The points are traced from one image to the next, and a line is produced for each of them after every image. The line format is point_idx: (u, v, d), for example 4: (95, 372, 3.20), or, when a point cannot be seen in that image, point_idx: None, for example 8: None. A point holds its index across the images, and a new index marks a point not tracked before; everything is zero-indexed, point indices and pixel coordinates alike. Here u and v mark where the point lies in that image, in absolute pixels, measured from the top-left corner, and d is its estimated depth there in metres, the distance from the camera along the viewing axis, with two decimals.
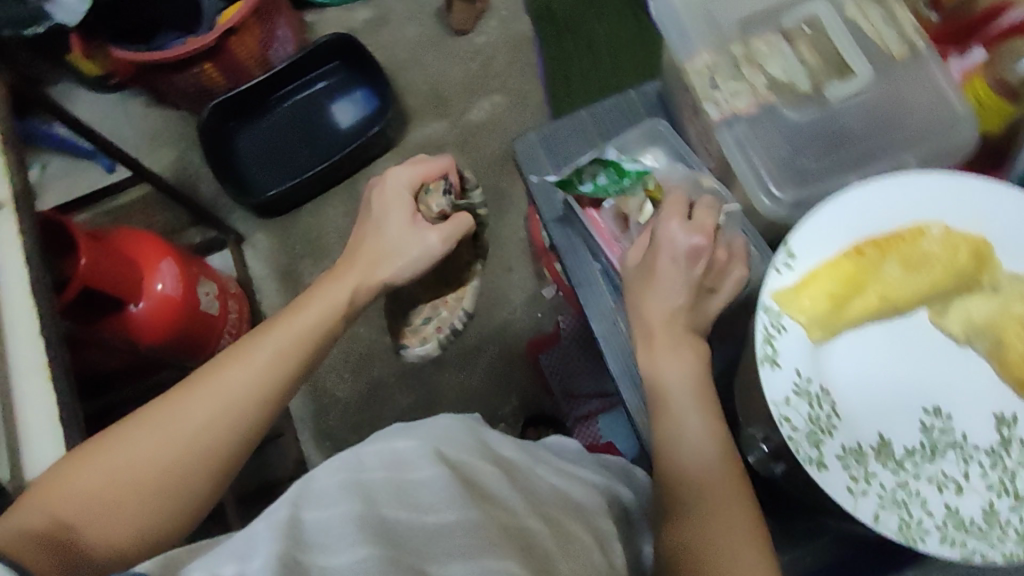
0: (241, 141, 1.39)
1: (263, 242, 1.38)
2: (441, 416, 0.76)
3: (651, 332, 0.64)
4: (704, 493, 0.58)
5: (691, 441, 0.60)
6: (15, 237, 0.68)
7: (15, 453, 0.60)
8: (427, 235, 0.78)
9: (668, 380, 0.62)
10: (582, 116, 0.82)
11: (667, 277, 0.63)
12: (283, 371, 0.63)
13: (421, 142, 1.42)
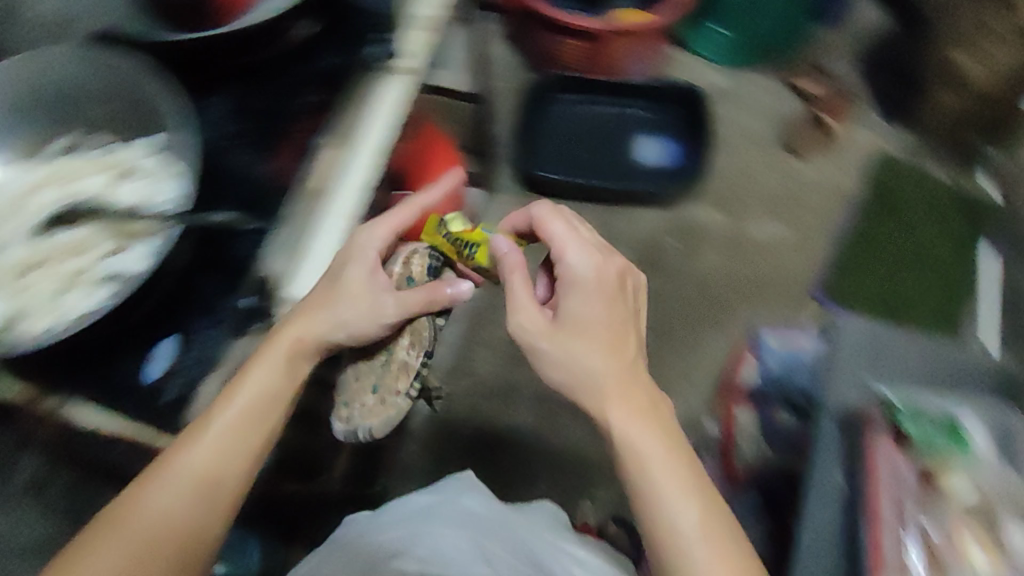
0: (552, 113, 1.42)
1: (507, 204, 1.38)
2: (466, 492, 0.91)
3: (581, 380, 0.68)
4: (706, 556, 0.59)
5: (675, 509, 0.61)
6: (397, 99, 0.74)
7: (294, 260, 0.66)
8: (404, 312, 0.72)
9: (647, 448, 0.64)
10: (927, 346, 0.74)
11: (582, 311, 0.69)
12: (237, 448, 0.61)
13: (692, 220, 1.37)
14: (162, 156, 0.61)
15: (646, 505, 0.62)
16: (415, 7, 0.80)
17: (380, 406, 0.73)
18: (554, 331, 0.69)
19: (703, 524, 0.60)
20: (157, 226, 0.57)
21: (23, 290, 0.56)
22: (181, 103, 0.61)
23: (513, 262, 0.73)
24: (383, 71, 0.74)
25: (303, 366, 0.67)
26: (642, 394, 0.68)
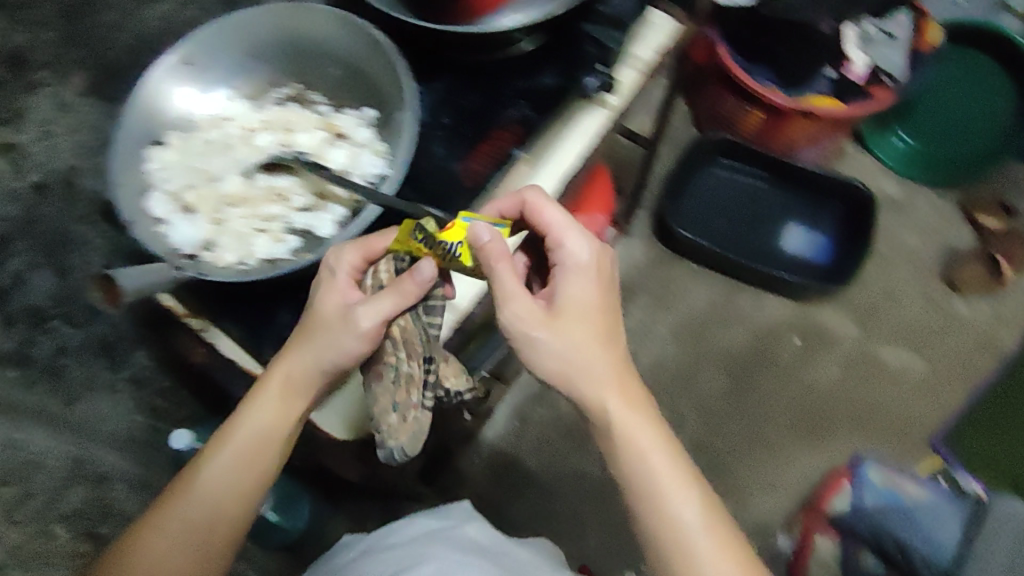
0: (704, 173, 1.34)
1: (638, 250, 1.32)
2: (465, 520, 0.88)
3: (583, 379, 0.63)
4: (706, 544, 0.60)
5: (675, 497, 0.62)
6: (591, 131, 0.80)
7: None
8: (375, 316, 0.61)
9: (650, 450, 0.63)
10: None
11: (580, 297, 0.64)
12: (246, 475, 0.63)
13: (822, 324, 1.27)
14: (370, 133, 0.69)
15: (661, 525, 0.61)
16: (634, 44, 0.85)
17: (405, 419, 0.60)
18: (551, 321, 0.63)
19: (707, 525, 0.61)
20: (350, 201, 0.66)
21: (228, 222, 0.66)
22: (403, 69, 0.66)
23: (496, 249, 0.58)
24: (595, 97, 0.80)
25: (298, 404, 0.63)
26: (629, 391, 0.65)
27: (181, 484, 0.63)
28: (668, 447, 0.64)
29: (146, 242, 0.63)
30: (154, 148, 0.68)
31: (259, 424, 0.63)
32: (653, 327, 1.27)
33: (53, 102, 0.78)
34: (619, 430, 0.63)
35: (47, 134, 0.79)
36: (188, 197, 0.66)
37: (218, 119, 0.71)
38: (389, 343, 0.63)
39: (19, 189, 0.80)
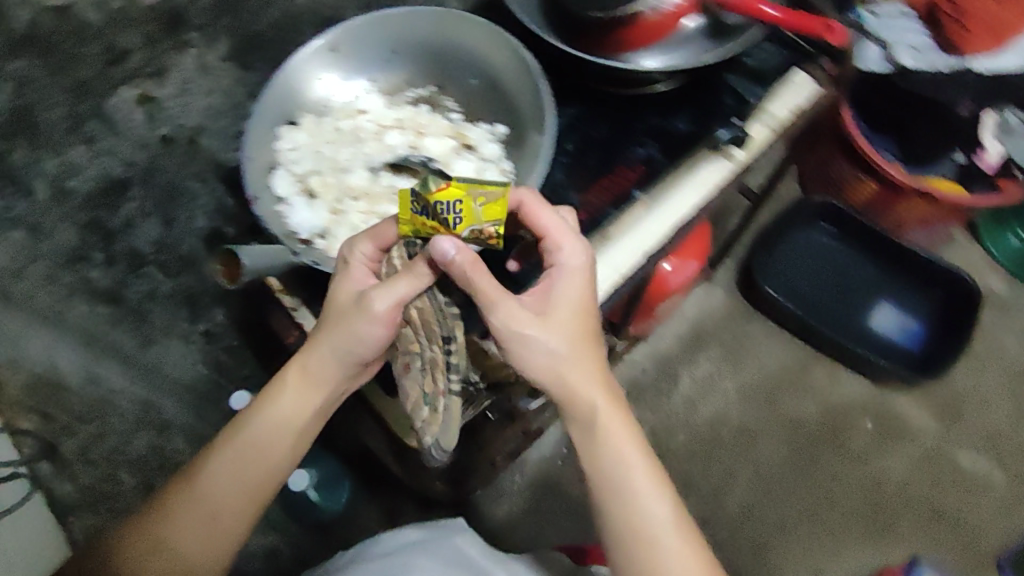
0: (800, 235, 1.26)
1: (718, 299, 1.28)
2: (454, 532, 0.80)
3: (568, 379, 0.58)
4: (676, 544, 0.59)
5: (651, 497, 0.59)
6: (712, 180, 0.75)
7: None
8: (390, 298, 0.57)
9: (630, 455, 0.60)
10: None
11: (571, 299, 0.58)
12: (261, 461, 0.61)
13: (898, 413, 1.21)
14: (497, 149, 0.69)
15: (635, 534, 0.58)
16: (769, 101, 0.78)
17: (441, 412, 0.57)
18: (538, 316, 0.57)
19: (680, 528, 0.59)
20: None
21: (346, 213, 0.66)
22: (547, 93, 0.67)
23: (463, 264, 0.53)
24: (716, 149, 0.75)
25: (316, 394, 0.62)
26: (610, 393, 0.61)
27: (188, 477, 0.62)
28: (646, 454, 0.61)
29: (267, 223, 0.64)
30: (289, 129, 0.69)
31: (272, 415, 0.62)
32: (720, 381, 1.23)
33: (197, 64, 0.80)
34: (599, 435, 0.59)
35: (183, 92, 0.81)
36: (311, 182, 0.67)
37: (352, 109, 0.71)
38: (410, 330, 0.59)
39: (149, 139, 0.83)
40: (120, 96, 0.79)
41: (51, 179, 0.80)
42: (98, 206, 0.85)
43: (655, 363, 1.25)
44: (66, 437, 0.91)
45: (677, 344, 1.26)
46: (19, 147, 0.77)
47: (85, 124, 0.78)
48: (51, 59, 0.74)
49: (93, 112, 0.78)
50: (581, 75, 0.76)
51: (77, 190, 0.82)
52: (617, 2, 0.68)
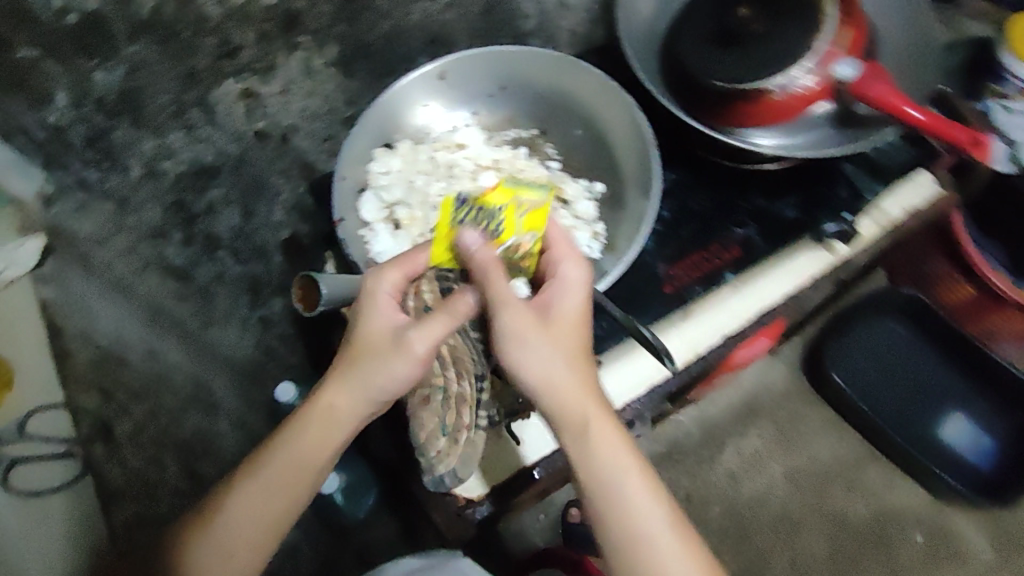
0: (880, 324, 1.17)
1: (778, 375, 1.24)
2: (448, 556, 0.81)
3: (562, 389, 0.53)
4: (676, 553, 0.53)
5: (646, 502, 0.54)
6: (807, 270, 0.72)
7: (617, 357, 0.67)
8: (429, 339, 0.53)
9: (624, 465, 0.54)
10: None
11: (571, 308, 0.56)
12: (276, 499, 0.58)
13: (951, 532, 1.14)
14: (592, 209, 0.67)
15: (632, 548, 0.53)
16: (886, 196, 0.75)
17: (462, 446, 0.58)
18: (537, 322, 0.54)
19: (678, 536, 0.54)
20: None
21: None
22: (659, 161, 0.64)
23: (483, 258, 0.52)
24: (823, 239, 0.72)
25: (332, 429, 0.57)
26: (602, 397, 0.56)
27: (206, 516, 0.59)
28: (640, 462, 0.55)
29: (350, 248, 0.63)
30: (384, 152, 0.68)
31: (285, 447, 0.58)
32: (765, 462, 1.19)
33: (302, 66, 0.79)
34: (590, 447, 0.54)
35: (284, 92, 0.80)
36: (399, 213, 0.66)
37: (450, 140, 0.70)
38: (437, 365, 0.61)
39: (244, 132, 0.81)
40: (224, 88, 0.76)
41: (146, 159, 0.77)
42: (185, 188, 0.83)
43: (701, 429, 1.21)
44: (120, 420, 0.97)
45: (727, 414, 1.22)
46: (122, 125, 0.72)
47: (187, 111, 0.76)
48: (170, 46, 0.69)
49: (197, 102, 0.75)
50: (691, 142, 0.74)
51: (169, 172, 0.80)
52: (744, 76, 0.65)
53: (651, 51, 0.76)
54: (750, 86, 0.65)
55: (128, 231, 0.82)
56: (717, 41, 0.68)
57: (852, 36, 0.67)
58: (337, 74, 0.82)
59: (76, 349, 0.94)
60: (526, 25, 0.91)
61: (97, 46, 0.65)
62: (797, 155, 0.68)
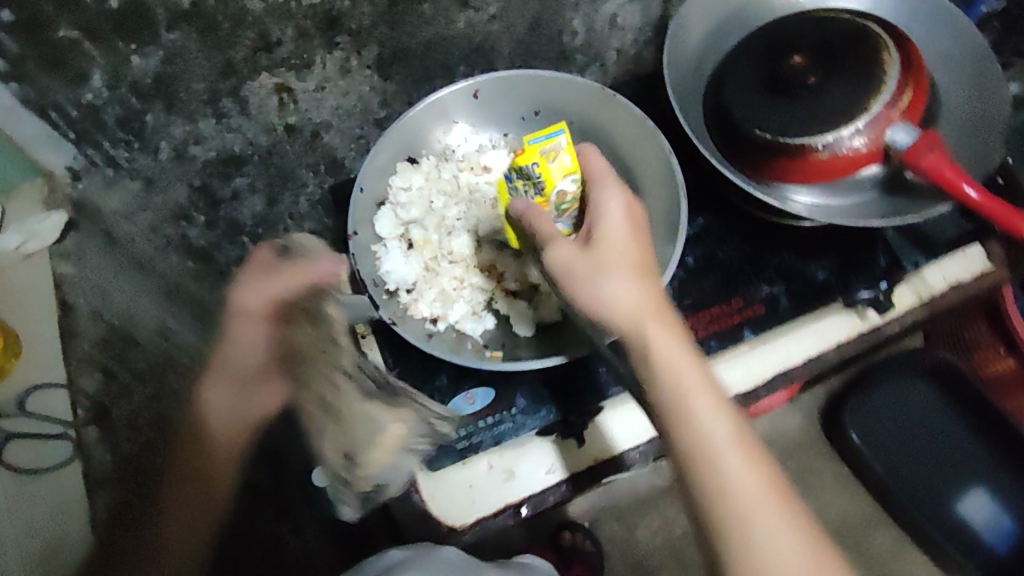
0: (909, 383, 1.12)
1: (792, 423, 1.21)
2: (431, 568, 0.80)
3: (621, 306, 0.51)
4: (755, 484, 0.47)
5: (720, 425, 0.49)
6: (835, 333, 0.70)
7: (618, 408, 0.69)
8: (268, 283, 0.70)
9: (686, 370, 0.49)
10: None
11: (613, 242, 0.55)
12: (222, 425, 0.72)
13: None
14: None
15: (694, 458, 0.48)
16: (929, 267, 0.72)
17: (385, 453, 0.62)
18: (581, 254, 0.54)
19: (759, 469, 0.48)
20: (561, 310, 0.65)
21: (440, 275, 0.66)
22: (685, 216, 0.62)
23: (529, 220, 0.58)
24: (854, 307, 0.70)
25: (228, 397, 0.72)
26: (669, 314, 0.53)
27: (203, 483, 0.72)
28: (715, 384, 0.50)
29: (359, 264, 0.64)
30: (407, 167, 0.68)
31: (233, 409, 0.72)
32: None
33: (340, 66, 0.77)
34: (646, 351, 0.50)
35: (320, 89, 0.78)
36: (413, 232, 0.66)
37: (475, 162, 0.70)
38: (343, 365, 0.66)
39: (274, 126, 0.80)
40: (258, 82, 0.74)
41: (176, 143, 0.78)
42: (213, 173, 0.83)
43: None
44: (119, 404, 0.96)
45: None
46: (154, 109, 0.72)
47: (221, 99, 0.74)
48: (209, 38, 0.68)
49: (231, 91, 0.74)
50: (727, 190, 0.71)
51: (197, 157, 0.80)
52: (789, 132, 0.63)
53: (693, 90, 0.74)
54: (795, 142, 0.63)
55: (155, 208, 0.86)
56: (766, 89, 0.65)
57: (910, 100, 0.63)
58: (373, 76, 0.80)
59: (86, 329, 0.96)
60: (575, 41, 0.87)
61: (137, 32, 0.65)
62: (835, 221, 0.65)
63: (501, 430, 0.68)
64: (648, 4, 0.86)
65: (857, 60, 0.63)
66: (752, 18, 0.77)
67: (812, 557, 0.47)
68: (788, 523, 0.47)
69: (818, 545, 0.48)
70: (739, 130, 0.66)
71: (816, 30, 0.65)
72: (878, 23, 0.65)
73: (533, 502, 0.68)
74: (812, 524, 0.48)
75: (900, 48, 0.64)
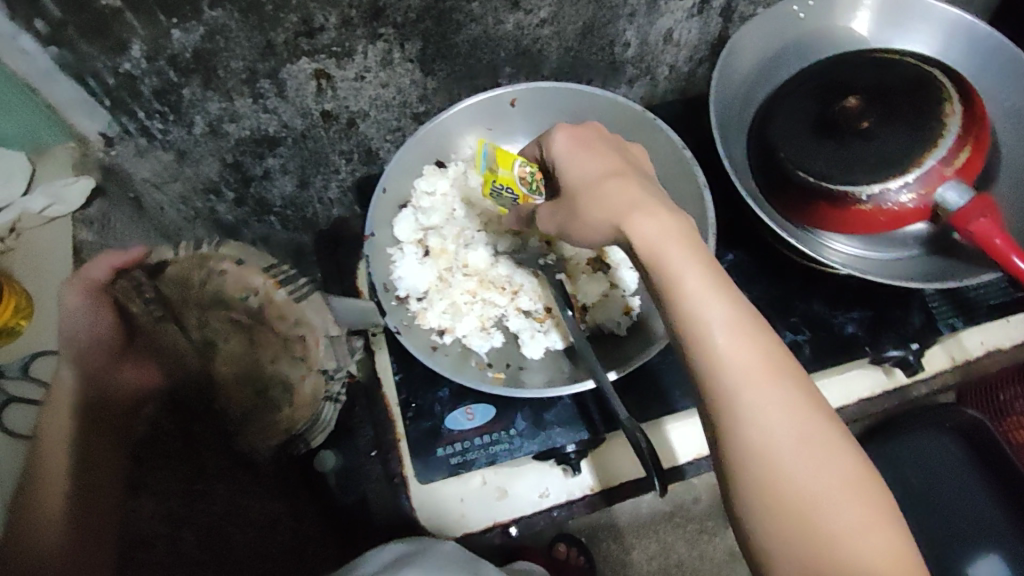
0: (930, 439, 1.04)
1: None
2: None
3: (612, 213, 0.50)
4: (748, 370, 0.44)
5: (710, 314, 0.45)
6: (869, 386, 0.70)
7: (623, 442, 0.71)
8: (103, 267, 0.58)
9: (669, 252, 0.46)
10: None
11: (587, 168, 0.54)
12: (104, 381, 0.52)
13: None
14: (633, 281, 0.68)
15: (688, 351, 0.45)
16: (969, 330, 0.71)
17: (305, 406, 0.71)
18: (558, 203, 0.56)
19: (749, 354, 0.44)
20: (570, 339, 0.65)
21: (451, 285, 0.68)
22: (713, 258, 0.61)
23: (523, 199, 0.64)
24: (881, 364, 0.69)
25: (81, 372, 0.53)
26: (661, 205, 0.50)
27: (111, 494, 0.48)
28: (713, 271, 0.46)
29: (372, 266, 0.66)
30: (434, 172, 0.70)
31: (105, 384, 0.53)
32: None
33: (381, 57, 0.73)
34: (629, 242, 0.48)
35: (359, 78, 0.76)
36: (431, 240, 0.69)
37: None
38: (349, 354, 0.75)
39: (311, 110, 0.78)
40: (298, 66, 0.71)
41: (210, 119, 0.74)
42: (245, 152, 0.81)
43: (713, 500, 1.17)
44: None
45: None
46: (192, 83, 0.69)
47: (258, 80, 0.71)
48: (251, 17, 0.64)
49: (269, 73, 0.71)
50: (758, 230, 0.69)
51: (231, 135, 0.77)
52: (835, 176, 0.59)
53: (738, 121, 0.71)
54: (840, 188, 0.59)
55: (184, 180, 0.82)
56: (812, 132, 0.61)
57: (971, 158, 0.59)
58: (415, 70, 0.77)
59: None
60: (625, 53, 0.84)
61: (179, 7, 0.60)
62: (869, 276, 0.61)
63: (495, 450, 0.66)
64: (707, 22, 0.83)
65: (913, 110, 0.59)
66: (811, 51, 0.74)
67: (808, 437, 0.43)
68: (784, 403, 0.44)
69: (816, 424, 0.44)
70: (778, 171, 0.62)
71: (873, 73, 0.61)
72: (941, 69, 0.61)
73: (522, 522, 0.70)
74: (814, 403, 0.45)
75: (965, 100, 0.59)
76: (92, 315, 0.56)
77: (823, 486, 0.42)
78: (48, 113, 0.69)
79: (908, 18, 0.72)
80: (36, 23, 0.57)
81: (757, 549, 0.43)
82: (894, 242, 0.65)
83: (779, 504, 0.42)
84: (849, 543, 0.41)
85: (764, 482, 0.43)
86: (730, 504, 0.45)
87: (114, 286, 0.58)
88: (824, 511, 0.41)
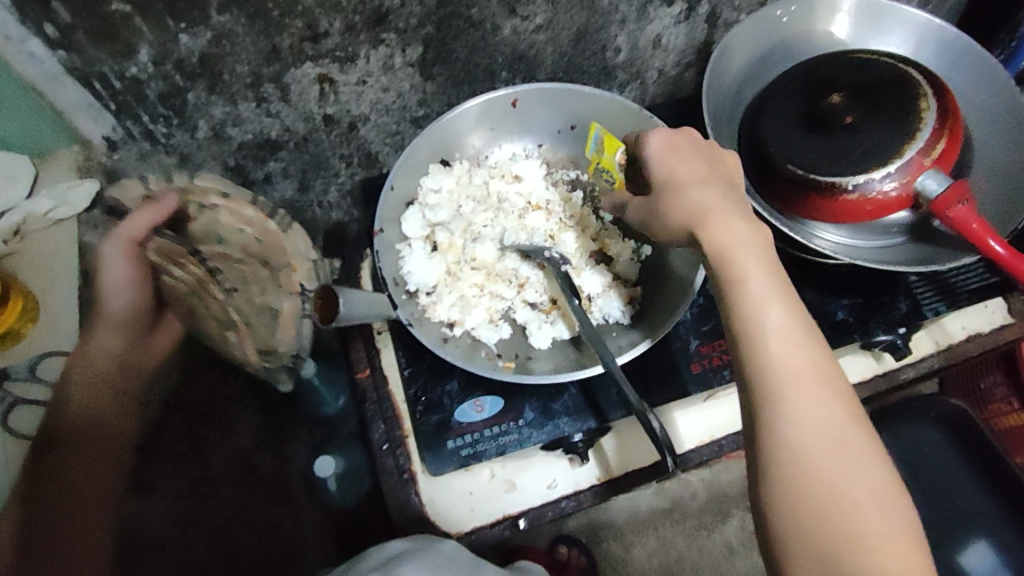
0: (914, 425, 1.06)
1: None
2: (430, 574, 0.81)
3: (706, 211, 0.53)
4: (797, 365, 0.47)
5: (768, 318, 0.48)
6: (861, 373, 0.73)
7: (627, 428, 0.73)
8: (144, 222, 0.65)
9: (750, 259, 0.50)
10: None
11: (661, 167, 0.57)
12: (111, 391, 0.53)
13: None
14: (635, 270, 0.72)
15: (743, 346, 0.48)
16: (950, 316, 0.75)
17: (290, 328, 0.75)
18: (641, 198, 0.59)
19: (799, 353, 0.47)
20: (576, 328, 0.68)
21: (459, 279, 0.71)
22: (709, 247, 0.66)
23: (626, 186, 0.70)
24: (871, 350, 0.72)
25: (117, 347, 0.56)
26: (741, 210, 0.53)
27: (87, 499, 0.46)
28: (782, 280, 0.50)
29: (382, 261, 0.70)
30: (439, 169, 0.73)
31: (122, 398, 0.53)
32: None
33: (382, 61, 0.75)
34: (706, 243, 0.51)
35: (361, 83, 0.77)
36: (439, 236, 0.72)
37: (506, 170, 0.76)
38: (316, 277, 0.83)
39: (313, 114, 0.79)
40: (302, 70, 0.72)
41: (214, 123, 0.75)
42: (247, 155, 0.82)
43: (710, 493, 1.19)
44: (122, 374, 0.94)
45: (740, 484, 1.19)
46: (197, 87, 0.69)
47: (262, 84, 0.72)
48: (258, 22, 0.64)
49: (273, 77, 0.71)
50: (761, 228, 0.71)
51: (234, 139, 0.77)
52: (825, 169, 0.62)
53: (729, 119, 0.75)
54: (827, 179, 0.62)
55: None
56: (802, 126, 0.64)
57: (946, 149, 0.62)
58: (414, 74, 0.79)
59: None
60: (616, 58, 0.87)
61: (188, 12, 0.60)
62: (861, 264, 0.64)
63: (505, 441, 0.68)
64: (694, 27, 0.86)
65: (895, 105, 0.62)
66: (795, 55, 0.77)
67: (843, 441, 0.45)
68: (823, 404, 0.46)
69: (852, 427, 0.46)
70: (770, 166, 0.65)
71: (854, 72, 0.65)
72: (917, 68, 0.65)
73: (531, 514, 0.70)
74: (855, 411, 0.47)
75: (938, 97, 0.63)
76: (137, 284, 0.59)
77: (849, 487, 0.44)
78: (51, 114, 0.70)
79: (884, 21, 0.76)
80: (47, 27, 0.58)
81: (781, 546, 0.45)
82: (878, 230, 0.68)
83: (814, 503, 0.44)
84: (881, 546, 0.42)
85: (796, 479, 0.45)
86: (754, 500, 0.47)
87: (147, 243, 0.62)
88: (860, 515, 0.43)
